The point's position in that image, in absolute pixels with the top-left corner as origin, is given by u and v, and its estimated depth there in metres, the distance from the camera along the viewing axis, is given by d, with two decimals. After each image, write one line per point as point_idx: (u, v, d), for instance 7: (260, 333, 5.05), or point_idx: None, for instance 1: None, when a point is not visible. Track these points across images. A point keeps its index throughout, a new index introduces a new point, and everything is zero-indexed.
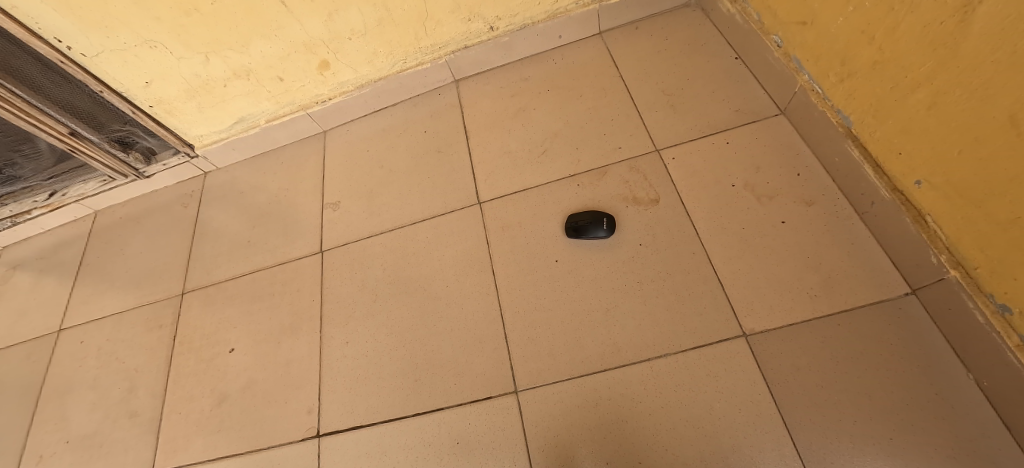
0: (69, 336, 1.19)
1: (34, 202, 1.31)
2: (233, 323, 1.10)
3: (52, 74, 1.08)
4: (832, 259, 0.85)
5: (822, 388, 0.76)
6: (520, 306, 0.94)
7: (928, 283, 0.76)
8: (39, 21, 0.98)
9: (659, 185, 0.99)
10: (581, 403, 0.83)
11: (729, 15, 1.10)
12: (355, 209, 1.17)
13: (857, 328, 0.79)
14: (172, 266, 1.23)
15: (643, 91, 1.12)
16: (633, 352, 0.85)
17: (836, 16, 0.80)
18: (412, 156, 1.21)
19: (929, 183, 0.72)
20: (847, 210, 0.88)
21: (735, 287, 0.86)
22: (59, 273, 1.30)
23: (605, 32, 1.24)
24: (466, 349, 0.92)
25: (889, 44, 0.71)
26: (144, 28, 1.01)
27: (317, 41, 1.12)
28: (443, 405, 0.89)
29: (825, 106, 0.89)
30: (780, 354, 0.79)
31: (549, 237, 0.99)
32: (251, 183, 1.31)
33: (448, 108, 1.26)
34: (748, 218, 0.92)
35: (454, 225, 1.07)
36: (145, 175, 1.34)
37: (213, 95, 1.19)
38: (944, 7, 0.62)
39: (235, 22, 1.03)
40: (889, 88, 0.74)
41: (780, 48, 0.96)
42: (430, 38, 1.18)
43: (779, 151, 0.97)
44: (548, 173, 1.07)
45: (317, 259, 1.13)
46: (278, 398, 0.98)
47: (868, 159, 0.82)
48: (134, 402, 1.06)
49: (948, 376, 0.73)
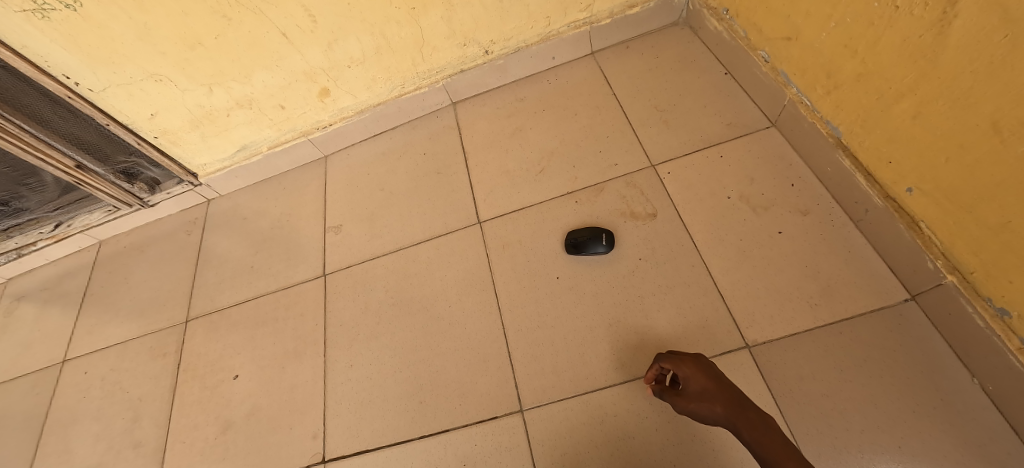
0: (73, 367, 1.19)
1: (40, 233, 1.34)
2: (237, 349, 1.11)
3: (59, 109, 1.11)
4: (830, 267, 0.85)
5: (826, 397, 0.76)
6: (523, 324, 0.94)
7: (926, 289, 0.77)
8: (48, 59, 1.00)
9: (656, 200, 1.00)
10: (587, 421, 0.83)
11: (716, 32, 1.13)
12: (356, 232, 1.19)
13: (859, 336, 0.79)
14: (175, 294, 1.24)
15: (636, 108, 1.14)
16: (637, 367, 0.85)
17: (819, 31, 0.82)
18: (411, 179, 1.23)
19: (919, 189, 0.73)
20: (841, 218, 0.89)
21: (735, 299, 0.87)
22: (63, 304, 1.31)
23: (597, 52, 1.27)
24: (470, 369, 0.93)
25: (872, 56, 0.74)
26: (150, 63, 1.04)
27: (317, 70, 1.15)
28: (448, 426, 0.88)
29: (814, 117, 0.90)
30: (783, 364, 0.80)
31: (550, 253, 1.00)
32: (254, 209, 1.33)
33: (446, 130, 1.29)
34: (745, 229, 0.93)
35: (455, 245, 1.08)
36: (149, 205, 1.36)
37: (216, 125, 1.22)
38: (922, 20, 0.64)
39: (238, 54, 1.07)
40: (874, 99, 0.76)
41: (767, 63, 0.99)
42: (427, 64, 1.21)
43: (772, 162, 0.98)
44: (547, 191, 1.09)
45: (320, 282, 1.14)
46: (283, 424, 0.98)
47: (859, 169, 0.83)
48: (138, 432, 1.06)
49: (952, 380, 0.73)
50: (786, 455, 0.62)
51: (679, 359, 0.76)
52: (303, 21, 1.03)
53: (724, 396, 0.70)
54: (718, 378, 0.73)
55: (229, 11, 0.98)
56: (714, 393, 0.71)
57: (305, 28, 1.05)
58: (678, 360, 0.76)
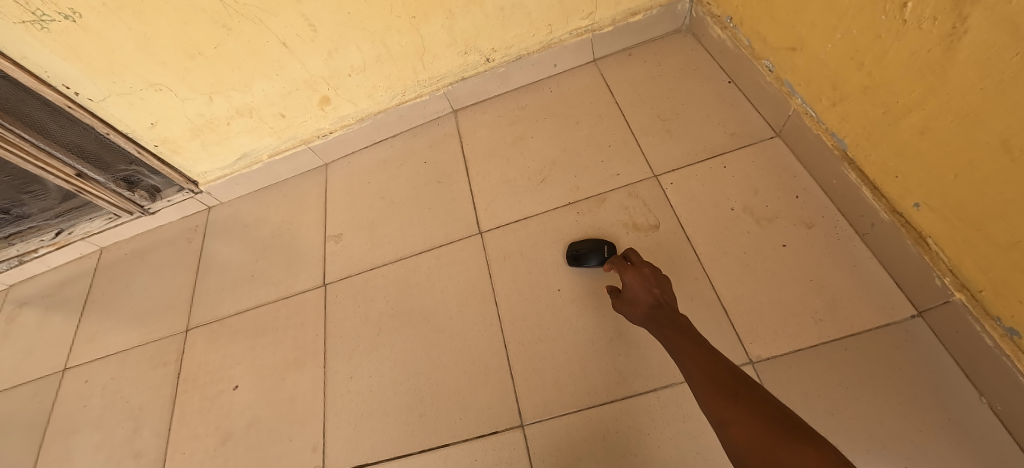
0: (74, 375, 1.19)
1: (41, 240, 1.33)
2: (237, 359, 1.10)
3: (60, 118, 1.11)
4: (835, 282, 0.84)
5: (831, 415, 0.75)
6: (524, 337, 0.93)
7: (934, 305, 0.76)
8: (48, 70, 1.00)
9: (658, 211, 0.99)
10: (588, 437, 0.82)
11: (719, 40, 1.11)
12: (357, 241, 1.18)
13: (865, 353, 0.78)
14: (176, 302, 1.24)
15: (638, 116, 1.13)
16: (639, 382, 0.84)
17: (824, 43, 0.81)
18: (412, 187, 1.22)
19: (926, 205, 0.72)
20: (847, 231, 0.88)
21: (739, 313, 0.86)
22: (64, 311, 1.31)
23: (599, 59, 1.26)
24: (470, 382, 0.92)
25: (878, 70, 0.73)
26: (150, 72, 1.03)
27: (317, 79, 1.14)
28: (449, 441, 0.88)
29: (820, 129, 0.89)
30: (788, 381, 0.79)
31: (551, 265, 1.00)
32: (255, 217, 1.33)
33: (447, 137, 1.28)
34: (748, 242, 0.92)
35: (456, 255, 1.07)
36: (149, 212, 1.36)
37: (217, 133, 1.21)
38: (930, 35, 0.63)
39: (238, 63, 1.06)
40: (880, 112, 0.74)
41: (771, 73, 0.98)
42: (427, 72, 1.20)
43: (777, 173, 0.97)
44: (548, 201, 1.08)
45: (320, 292, 1.13)
46: (283, 436, 0.97)
47: (865, 182, 0.82)
48: (139, 442, 1.05)
49: (960, 399, 0.72)
50: (679, 337, 0.70)
51: (622, 267, 0.84)
52: (303, 30, 1.03)
53: (645, 300, 0.78)
54: (654, 290, 0.78)
55: (228, 21, 0.97)
56: (640, 294, 0.79)
57: (304, 37, 1.04)
58: (622, 268, 0.84)
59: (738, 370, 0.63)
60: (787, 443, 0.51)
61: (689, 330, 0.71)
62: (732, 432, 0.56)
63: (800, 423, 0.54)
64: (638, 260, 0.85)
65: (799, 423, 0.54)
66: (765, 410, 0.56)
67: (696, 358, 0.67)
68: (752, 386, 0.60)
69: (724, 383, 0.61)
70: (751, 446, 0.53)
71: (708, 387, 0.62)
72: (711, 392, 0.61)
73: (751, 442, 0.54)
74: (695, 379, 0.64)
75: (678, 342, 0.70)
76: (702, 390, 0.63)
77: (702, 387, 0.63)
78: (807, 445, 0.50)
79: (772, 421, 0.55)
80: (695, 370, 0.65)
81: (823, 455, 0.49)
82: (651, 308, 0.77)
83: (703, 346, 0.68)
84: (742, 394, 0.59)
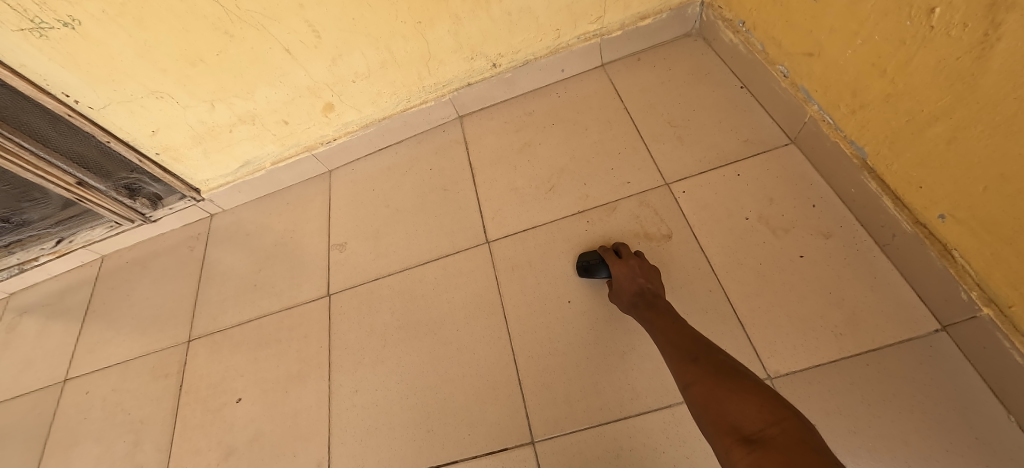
0: (75, 387, 1.17)
1: (42, 249, 1.32)
2: (240, 371, 1.08)
3: (60, 126, 1.09)
4: (856, 294, 0.82)
5: (854, 434, 0.72)
6: (534, 350, 0.91)
7: (960, 320, 0.73)
8: (47, 78, 0.98)
9: (670, 220, 0.97)
10: (601, 454, 0.79)
11: (731, 45, 1.09)
12: (361, 251, 1.16)
13: (888, 369, 0.75)
14: (178, 312, 1.22)
15: (648, 123, 1.11)
16: (654, 398, 0.82)
17: (843, 49, 0.79)
18: (417, 195, 1.20)
19: (953, 217, 0.70)
20: (866, 242, 0.86)
21: (755, 327, 0.83)
22: (65, 321, 1.29)
23: (608, 64, 1.24)
24: (479, 397, 0.90)
25: (902, 77, 0.70)
26: (151, 80, 1.02)
27: (321, 85, 1.12)
28: (457, 457, 0.85)
29: (838, 136, 0.87)
30: (807, 397, 0.76)
31: (561, 275, 0.97)
32: (258, 225, 1.31)
33: (452, 144, 1.26)
34: (764, 252, 0.89)
35: (463, 265, 1.05)
36: (151, 220, 1.34)
37: (219, 141, 1.19)
38: (960, 42, 0.61)
39: (240, 70, 1.04)
40: (903, 121, 0.72)
41: (786, 78, 0.95)
42: (433, 77, 1.18)
43: (792, 181, 0.95)
44: (557, 210, 1.06)
45: (324, 303, 1.11)
46: (287, 451, 0.95)
47: (887, 192, 0.80)
48: (140, 456, 1.03)
49: (988, 418, 0.69)
50: (657, 316, 0.78)
51: (610, 260, 0.89)
52: (307, 37, 1.01)
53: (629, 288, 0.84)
54: (637, 280, 0.84)
55: (231, 28, 0.95)
56: (626, 285, 0.85)
57: (308, 44, 1.02)
58: (611, 261, 0.89)
59: (701, 338, 0.70)
60: (733, 392, 0.58)
61: (666, 310, 0.79)
62: (691, 390, 0.63)
63: (746, 375, 0.61)
64: (626, 254, 0.90)
65: (746, 375, 0.61)
66: (719, 369, 0.63)
67: (668, 333, 0.74)
68: (710, 350, 0.67)
69: (686, 348, 0.69)
70: (704, 399, 0.60)
71: (673, 352, 0.70)
72: (675, 358, 0.69)
73: (705, 397, 0.61)
74: (665, 349, 0.72)
75: (655, 321, 0.78)
76: (671, 358, 0.70)
77: (668, 353, 0.71)
78: (748, 392, 0.58)
79: (722, 375, 0.62)
80: (666, 342, 0.72)
81: (760, 399, 0.56)
82: (635, 296, 0.83)
83: (675, 322, 0.75)
84: (702, 357, 0.66)
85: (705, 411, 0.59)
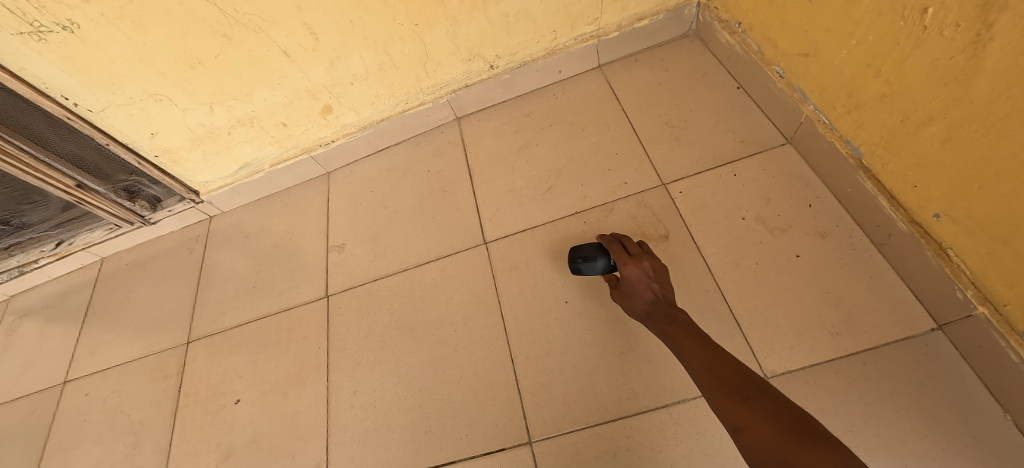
0: (74, 389, 1.17)
1: (41, 251, 1.32)
2: (239, 373, 1.08)
3: (59, 129, 1.09)
4: (852, 294, 0.82)
5: (850, 433, 0.72)
6: (531, 351, 0.91)
7: (956, 319, 0.73)
8: (46, 81, 0.99)
9: (668, 221, 0.97)
10: (599, 455, 0.80)
11: (728, 46, 1.09)
12: (360, 252, 1.16)
13: (885, 368, 0.75)
14: (177, 314, 1.22)
15: (646, 124, 1.11)
16: (651, 398, 0.82)
17: (839, 49, 0.79)
18: (415, 197, 1.20)
19: (948, 216, 0.70)
20: (863, 242, 0.86)
21: (752, 327, 0.83)
22: (64, 323, 1.29)
23: (605, 65, 1.25)
24: (477, 398, 0.90)
25: (897, 77, 0.70)
26: (150, 83, 1.02)
27: (319, 87, 1.13)
28: (455, 458, 0.86)
29: (834, 136, 0.87)
30: (804, 397, 0.76)
31: (559, 276, 0.98)
32: (257, 227, 1.31)
33: (451, 145, 1.26)
34: (761, 253, 0.89)
35: (461, 266, 1.05)
36: (150, 222, 1.34)
37: (218, 143, 1.20)
38: (954, 42, 0.61)
39: (239, 73, 1.04)
40: (899, 121, 0.72)
41: (782, 79, 0.95)
42: (430, 79, 1.19)
43: (789, 181, 0.95)
44: (554, 211, 1.06)
45: (323, 304, 1.11)
46: (286, 452, 0.95)
47: (882, 192, 0.80)
48: (139, 458, 1.03)
49: (984, 417, 0.69)
50: (687, 340, 0.73)
51: (622, 258, 0.85)
52: (305, 39, 1.01)
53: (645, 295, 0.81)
54: (654, 285, 0.81)
55: (229, 30, 0.96)
56: (641, 291, 0.81)
57: (306, 46, 1.03)
58: (622, 260, 0.85)
59: (745, 370, 0.66)
60: (800, 442, 0.53)
61: (690, 329, 0.75)
62: (747, 434, 0.58)
63: (810, 422, 0.56)
64: (638, 252, 0.86)
65: (810, 422, 0.56)
66: (778, 411, 0.59)
67: (705, 359, 0.69)
68: (761, 387, 0.62)
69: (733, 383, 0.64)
70: (768, 450, 0.55)
71: (717, 387, 0.64)
72: (722, 394, 0.63)
73: (765, 445, 0.55)
74: (703, 380, 0.67)
75: (687, 343, 0.73)
76: (714, 393, 0.64)
77: (711, 387, 0.65)
78: (820, 443, 0.52)
79: (784, 423, 0.56)
80: (703, 372, 0.68)
81: (836, 453, 0.50)
82: (652, 305, 0.80)
83: (712, 349, 0.70)
84: (753, 397, 0.61)
85: (768, 462, 0.54)
